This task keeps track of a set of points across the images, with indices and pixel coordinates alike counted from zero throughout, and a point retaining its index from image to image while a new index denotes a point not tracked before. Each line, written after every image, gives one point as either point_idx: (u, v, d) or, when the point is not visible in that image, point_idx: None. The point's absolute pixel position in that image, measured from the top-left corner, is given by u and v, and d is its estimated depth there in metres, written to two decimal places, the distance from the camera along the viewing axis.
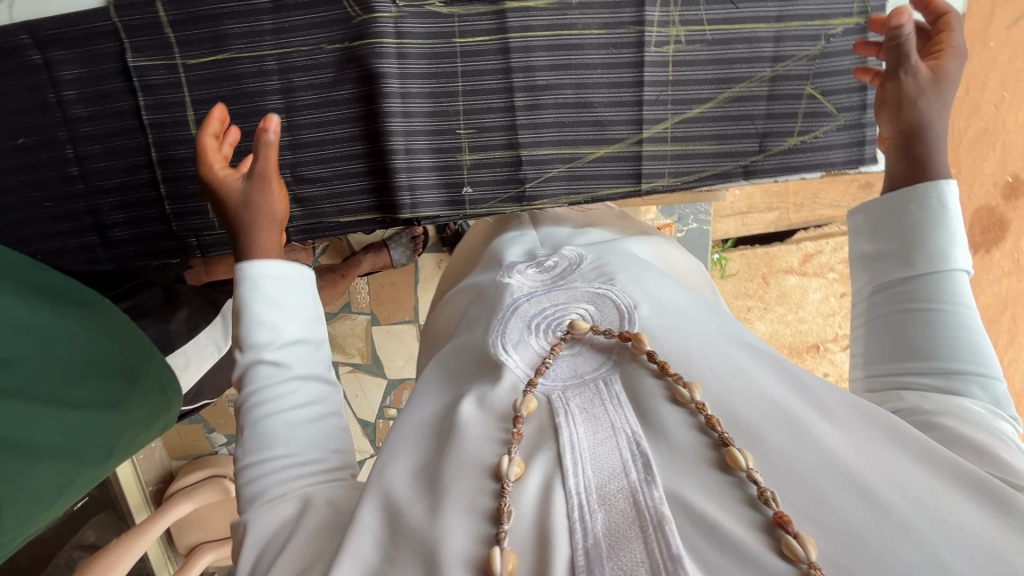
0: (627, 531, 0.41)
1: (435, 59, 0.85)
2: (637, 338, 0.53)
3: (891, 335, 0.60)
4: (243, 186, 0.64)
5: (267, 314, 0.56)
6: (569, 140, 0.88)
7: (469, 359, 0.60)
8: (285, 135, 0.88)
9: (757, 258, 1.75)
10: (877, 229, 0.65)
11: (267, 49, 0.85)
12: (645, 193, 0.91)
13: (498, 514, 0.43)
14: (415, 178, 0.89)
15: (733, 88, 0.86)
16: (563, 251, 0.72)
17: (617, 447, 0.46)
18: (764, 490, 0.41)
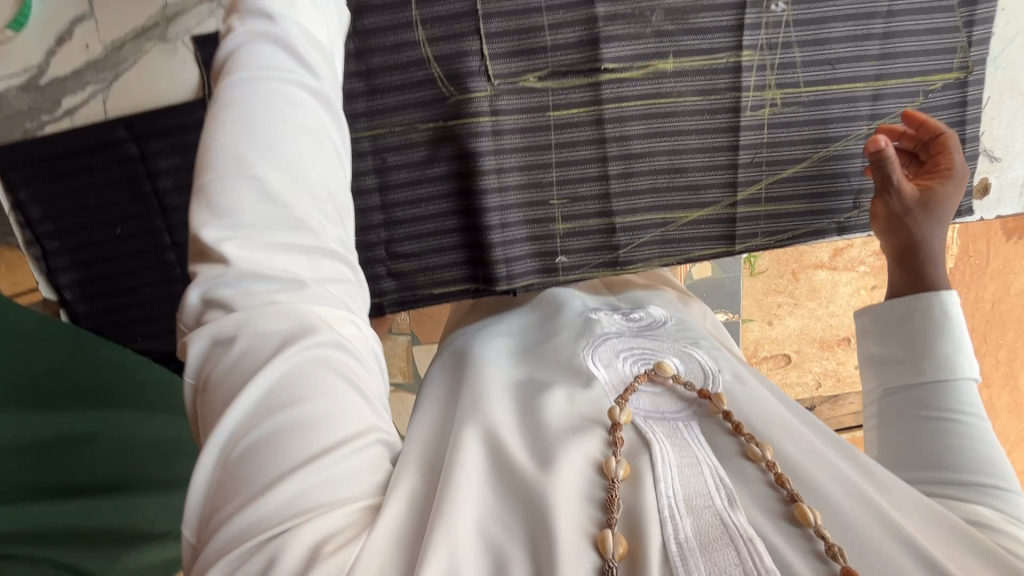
0: (718, 542, 0.41)
1: (529, 133, 0.85)
2: (716, 398, 0.54)
3: (904, 440, 0.57)
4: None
5: (279, 54, 0.45)
6: (662, 205, 0.88)
7: (544, 361, 0.61)
8: (379, 213, 0.89)
9: (787, 256, 1.69)
10: (886, 334, 0.66)
11: (361, 131, 0.85)
12: (738, 252, 0.91)
13: (609, 502, 0.43)
14: (510, 251, 0.89)
15: (831, 147, 0.85)
16: (649, 309, 0.72)
17: (704, 471, 0.47)
18: (832, 545, 0.41)
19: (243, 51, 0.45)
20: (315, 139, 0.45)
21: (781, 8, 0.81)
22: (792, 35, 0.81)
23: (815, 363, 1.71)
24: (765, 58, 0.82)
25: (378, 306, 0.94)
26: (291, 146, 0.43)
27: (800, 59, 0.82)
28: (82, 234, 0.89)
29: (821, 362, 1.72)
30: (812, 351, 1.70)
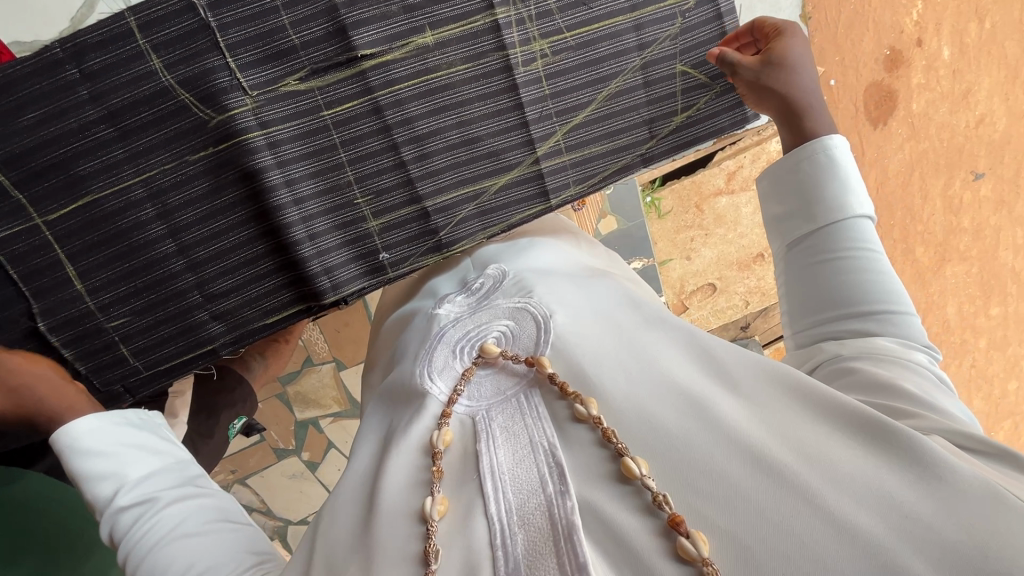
0: (542, 548, 0.46)
1: (309, 137, 0.82)
2: (539, 362, 0.58)
3: (809, 287, 0.71)
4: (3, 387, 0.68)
5: (97, 466, 0.64)
6: (468, 178, 0.87)
7: (402, 398, 0.66)
8: (179, 258, 0.84)
9: (688, 189, 1.79)
10: (783, 194, 0.77)
11: (129, 178, 0.80)
12: (556, 207, 0.91)
13: (425, 556, 0.48)
14: (328, 260, 0.86)
15: (610, 85, 0.88)
16: (489, 272, 0.79)
17: (534, 463, 0.51)
18: (656, 495, 0.47)
19: (77, 478, 0.64)
20: (135, 457, 0.66)
21: None
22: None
23: (739, 285, 1.90)
24: (520, 11, 0.83)
25: (206, 356, 0.88)
26: (153, 526, 0.60)
27: (555, 7, 0.84)
28: None
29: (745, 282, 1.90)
30: (734, 274, 1.88)
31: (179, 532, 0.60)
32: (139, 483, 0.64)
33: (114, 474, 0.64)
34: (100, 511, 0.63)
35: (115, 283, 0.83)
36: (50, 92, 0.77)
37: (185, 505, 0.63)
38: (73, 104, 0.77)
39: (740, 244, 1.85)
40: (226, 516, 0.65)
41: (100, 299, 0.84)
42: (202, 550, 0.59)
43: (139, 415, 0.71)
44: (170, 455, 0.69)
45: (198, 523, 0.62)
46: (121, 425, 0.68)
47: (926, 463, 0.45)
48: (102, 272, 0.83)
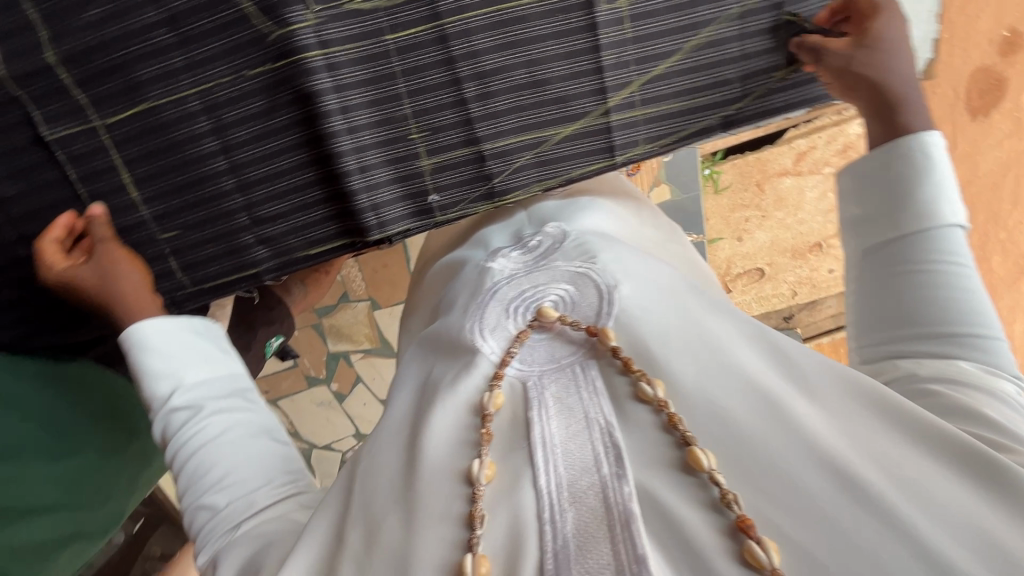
0: (596, 530, 0.43)
1: (369, 63, 0.77)
2: (602, 333, 0.56)
3: (884, 300, 0.62)
4: (91, 265, 0.74)
5: (159, 364, 0.68)
6: (531, 124, 0.81)
7: (444, 346, 0.63)
8: (229, 177, 0.82)
9: (751, 166, 1.66)
10: (864, 192, 0.68)
11: (185, 88, 0.78)
12: (622, 164, 0.84)
13: (471, 519, 0.46)
14: (377, 197, 0.82)
15: (700, 34, 0.80)
16: (546, 228, 0.73)
17: (589, 440, 0.49)
18: (725, 493, 0.44)
19: (138, 373, 0.68)
20: (192, 363, 0.68)
21: None
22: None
23: (789, 274, 1.79)
24: None
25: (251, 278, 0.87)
26: (201, 431, 0.63)
27: None
28: None
29: (795, 272, 1.79)
30: (785, 261, 1.77)
31: (224, 440, 0.63)
32: (194, 387, 0.66)
33: (173, 374, 0.67)
34: (155, 406, 0.66)
35: (166, 195, 0.82)
36: None
37: (232, 415, 0.65)
38: (136, 4, 0.74)
39: (797, 230, 1.73)
40: (270, 427, 0.67)
41: (151, 210, 0.83)
42: (244, 461, 0.62)
43: (203, 326, 0.72)
44: (229, 363, 0.70)
45: (242, 433, 0.64)
46: (179, 331, 0.70)
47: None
48: (154, 183, 0.82)
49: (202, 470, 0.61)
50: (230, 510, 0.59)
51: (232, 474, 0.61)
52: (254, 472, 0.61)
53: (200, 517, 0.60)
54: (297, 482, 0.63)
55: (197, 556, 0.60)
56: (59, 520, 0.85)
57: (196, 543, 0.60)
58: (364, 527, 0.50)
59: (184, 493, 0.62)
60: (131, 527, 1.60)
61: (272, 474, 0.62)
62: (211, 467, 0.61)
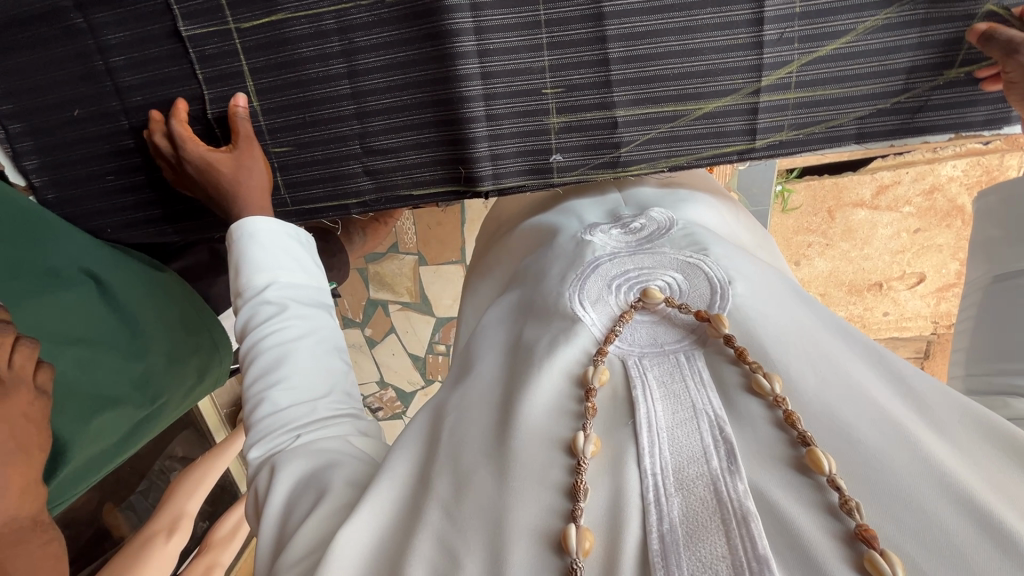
0: (708, 520, 0.40)
1: (515, 8, 0.75)
2: (716, 318, 0.52)
3: (1001, 322, 0.61)
4: (232, 156, 0.78)
5: (258, 256, 0.69)
6: (670, 96, 0.78)
7: (535, 310, 0.61)
8: (350, 102, 0.83)
9: (825, 190, 1.60)
10: (1005, 215, 0.68)
11: (324, 5, 0.78)
12: (759, 149, 0.81)
13: (574, 490, 0.44)
14: (499, 147, 0.82)
15: (877, 15, 0.73)
16: (649, 214, 0.70)
17: (697, 430, 0.45)
18: (847, 500, 0.39)
19: (239, 261, 0.70)
20: (287, 264, 0.70)
21: None
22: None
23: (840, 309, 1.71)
24: None
25: (345, 208, 0.90)
26: (282, 329, 0.64)
27: None
28: (41, 116, 0.86)
29: (848, 307, 1.69)
30: (839, 294, 1.68)
31: (302, 344, 0.63)
32: (287, 288, 0.68)
33: (272, 270, 0.69)
34: (245, 294, 0.67)
35: (285, 110, 0.84)
36: None
37: (313, 323, 0.66)
38: None
39: (859, 266, 1.63)
40: (340, 346, 0.67)
41: (268, 122, 0.85)
42: (314, 370, 0.62)
43: (307, 241, 0.75)
44: (318, 279, 0.72)
45: (319, 344, 0.64)
46: (287, 237, 0.72)
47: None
48: (275, 95, 0.83)
49: (273, 366, 0.61)
50: (291, 411, 0.59)
51: (299, 378, 0.61)
52: (320, 384, 0.61)
53: (259, 409, 0.60)
54: (353, 409, 0.63)
55: (247, 448, 0.59)
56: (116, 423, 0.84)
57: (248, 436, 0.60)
58: (455, 476, 0.48)
59: (248, 384, 0.62)
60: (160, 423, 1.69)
61: (336, 391, 0.62)
62: (285, 365, 0.61)
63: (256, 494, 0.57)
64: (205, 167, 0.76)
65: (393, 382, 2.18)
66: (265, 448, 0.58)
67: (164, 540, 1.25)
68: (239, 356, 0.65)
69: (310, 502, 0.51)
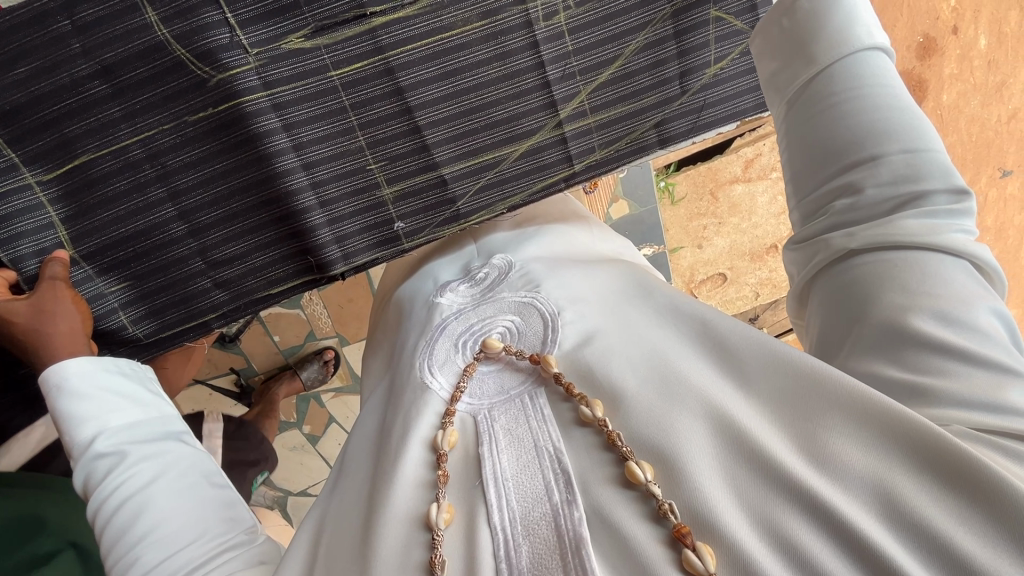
0: (550, 559, 0.43)
1: (317, 99, 0.79)
2: (545, 361, 0.55)
3: (811, 138, 0.58)
4: (29, 302, 0.72)
5: (82, 408, 0.66)
6: (485, 145, 0.85)
7: (400, 385, 0.64)
8: (179, 222, 0.82)
9: (703, 176, 1.70)
10: (779, 45, 0.63)
11: (125, 137, 0.77)
12: (580, 172, 0.89)
13: (431, 566, 0.45)
14: (340, 229, 0.85)
15: (637, 39, 0.83)
16: (493, 260, 0.75)
17: (540, 470, 0.48)
18: (661, 505, 0.42)
19: (61, 418, 0.66)
20: (117, 407, 0.67)
21: None
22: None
23: (751, 276, 1.84)
24: None
25: (206, 324, 0.88)
26: (128, 476, 0.62)
27: None
28: None
29: (756, 274, 1.83)
30: (745, 264, 1.82)
31: (155, 489, 0.61)
32: (119, 433, 0.65)
33: (97, 419, 0.65)
34: (77, 455, 0.64)
35: (112, 246, 0.82)
36: (41, 43, 0.73)
37: (162, 461, 0.64)
38: (65, 57, 0.73)
39: (754, 235, 1.77)
40: (208, 475, 0.66)
41: (100, 263, 0.82)
42: (176, 514, 0.60)
43: (129, 366, 0.74)
44: (154, 408, 0.70)
45: (174, 481, 0.63)
46: (107, 373, 0.70)
47: (943, 461, 0.37)
48: (100, 235, 0.81)
49: (128, 525, 0.59)
50: (159, 569, 0.56)
51: (160, 528, 0.59)
52: (186, 524, 0.59)
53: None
54: (239, 535, 0.61)
55: None
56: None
57: None
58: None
59: (108, 551, 0.60)
60: None
61: (208, 525, 0.60)
62: (139, 519, 0.59)
63: None
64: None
65: None
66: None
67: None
68: (91, 520, 0.63)
69: None
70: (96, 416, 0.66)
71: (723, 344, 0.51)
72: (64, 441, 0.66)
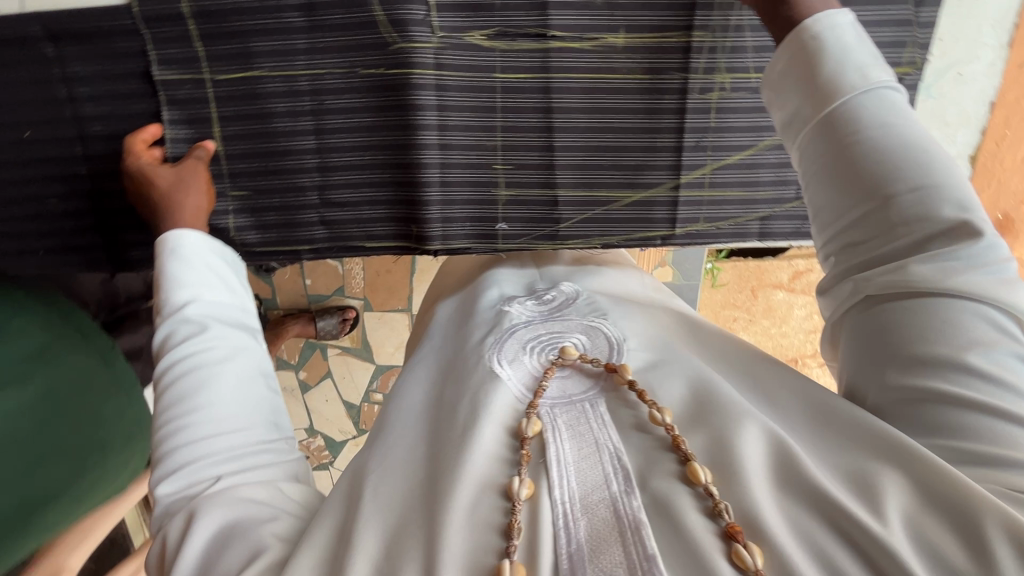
0: (608, 537, 0.48)
1: (475, 94, 0.85)
2: (622, 369, 0.61)
3: (845, 204, 0.57)
4: (175, 176, 0.81)
5: (185, 273, 0.74)
6: (606, 182, 0.90)
7: (462, 371, 0.69)
8: (313, 156, 0.88)
9: (750, 271, 1.76)
10: (807, 105, 0.61)
11: (299, 69, 0.84)
12: (679, 236, 0.93)
13: (509, 529, 0.50)
14: (449, 212, 0.91)
15: (773, 136, 0.88)
16: (560, 286, 0.79)
17: (600, 461, 0.54)
18: (717, 502, 0.47)
19: (164, 276, 0.74)
20: (211, 285, 0.75)
21: None
22: (745, 18, 0.82)
23: None
24: (716, 40, 0.83)
25: (297, 252, 0.94)
26: (205, 348, 0.69)
27: (751, 44, 0.83)
28: None
29: None
30: None
31: (221, 369, 0.67)
32: (207, 307, 0.72)
33: (193, 288, 0.73)
34: (166, 313, 0.72)
35: (248, 156, 0.88)
36: None
37: (231, 345, 0.70)
38: None
39: (779, 342, 1.79)
40: (266, 372, 0.72)
41: (232, 167, 0.89)
42: (233, 396, 0.66)
43: (232, 256, 0.81)
44: (239, 298, 0.77)
45: (241, 368, 0.69)
46: (216, 254, 0.78)
47: (962, 504, 0.42)
48: (242, 142, 0.88)
49: (192, 391, 0.65)
50: (206, 442, 0.63)
51: (216, 405, 0.65)
52: (239, 413, 0.65)
53: (175, 438, 0.63)
54: (280, 441, 0.68)
55: (158, 484, 0.62)
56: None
57: (161, 473, 0.63)
58: (385, 535, 0.53)
59: (166, 407, 0.66)
60: None
61: (258, 422, 0.66)
62: (202, 390, 0.65)
63: (163, 543, 0.59)
64: (144, 180, 0.80)
65: (323, 429, 2.12)
66: (178, 486, 0.62)
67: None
68: (158, 377, 0.69)
69: (242, 552, 0.54)
70: (193, 286, 0.74)
71: (784, 402, 0.57)
72: (160, 298, 0.74)
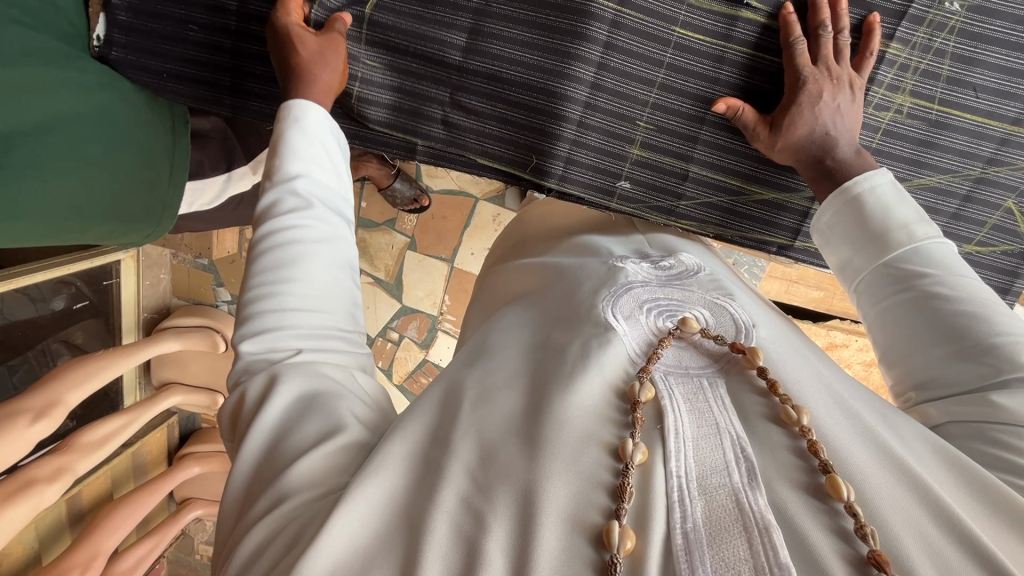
0: (731, 527, 0.46)
1: (646, 41, 0.82)
2: (752, 352, 0.59)
3: (907, 325, 0.65)
4: (319, 41, 0.75)
5: (301, 146, 0.68)
6: (744, 172, 0.87)
7: (568, 317, 0.65)
8: (460, 55, 0.84)
9: None
10: (879, 317, 0.68)
11: None
12: (794, 249, 0.91)
13: (620, 491, 0.48)
14: (576, 153, 0.87)
15: (931, 177, 0.83)
16: (679, 257, 0.77)
17: (721, 445, 0.52)
18: (864, 525, 0.45)
19: (281, 141, 0.68)
20: (322, 162, 0.69)
21: (953, 11, 0.77)
22: (951, 44, 0.78)
23: None
24: (912, 58, 0.79)
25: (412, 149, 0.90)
26: (300, 228, 0.64)
27: (945, 73, 0.79)
28: None
29: None
30: None
31: (316, 251, 0.63)
32: (317, 186, 0.68)
33: (305, 162, 0.67)
34: (276, 179, 0.67)
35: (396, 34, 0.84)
36: None
37: (328, 232, 0.65)
38: None
39: None
40: (353, 264, 0.68)
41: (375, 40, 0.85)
42: (320, 279, 0.63)
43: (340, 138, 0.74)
44: (345, 185, 0.72)
45: (334, 254, 0.65)
46: (332, 134, 0.71)
47: None
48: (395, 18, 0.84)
49: (287, 266, 0.62)
50: (292, 314, 0.60)
51: (307, 287, 0.61)
52: (323, 301, 0.62)
53: (265, 301, 0.61)
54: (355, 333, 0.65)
55: (241, 341, 0.61)
56: (66, 70, 0.83)
57: (242, 332, 0.61)
58: (479, 450, 0.52)
59: (257, 273, 0.63)
60: (73, 303, 1.78)
61: (340, 309, 0.63)
62: (298, 264, 0.62)
63: (242, 397, 0.58)
64: (289, 36, 0.74)
65: None
66: (261, 346, 0.60)
67: (25, 425, 1.32)
68: (253, 244, 0.65)
69: (320, 429, 0.53)
70: (305, 159, 0.68)
71: (913, 442, 0.54)
72: (270, 163, 0.68)
